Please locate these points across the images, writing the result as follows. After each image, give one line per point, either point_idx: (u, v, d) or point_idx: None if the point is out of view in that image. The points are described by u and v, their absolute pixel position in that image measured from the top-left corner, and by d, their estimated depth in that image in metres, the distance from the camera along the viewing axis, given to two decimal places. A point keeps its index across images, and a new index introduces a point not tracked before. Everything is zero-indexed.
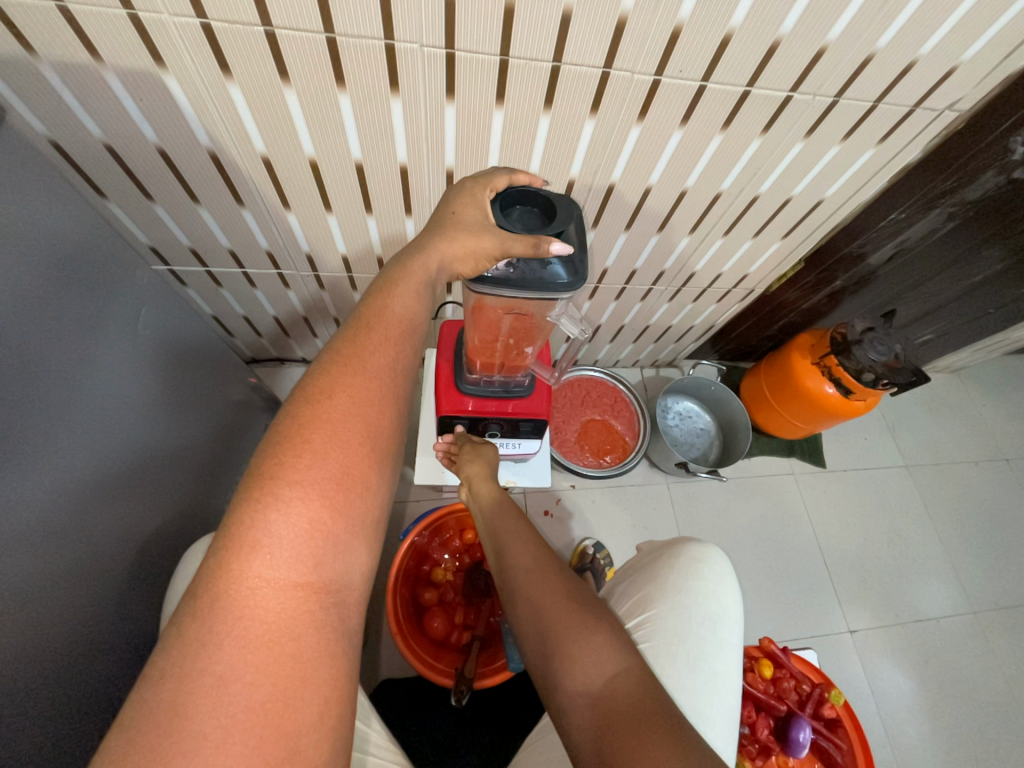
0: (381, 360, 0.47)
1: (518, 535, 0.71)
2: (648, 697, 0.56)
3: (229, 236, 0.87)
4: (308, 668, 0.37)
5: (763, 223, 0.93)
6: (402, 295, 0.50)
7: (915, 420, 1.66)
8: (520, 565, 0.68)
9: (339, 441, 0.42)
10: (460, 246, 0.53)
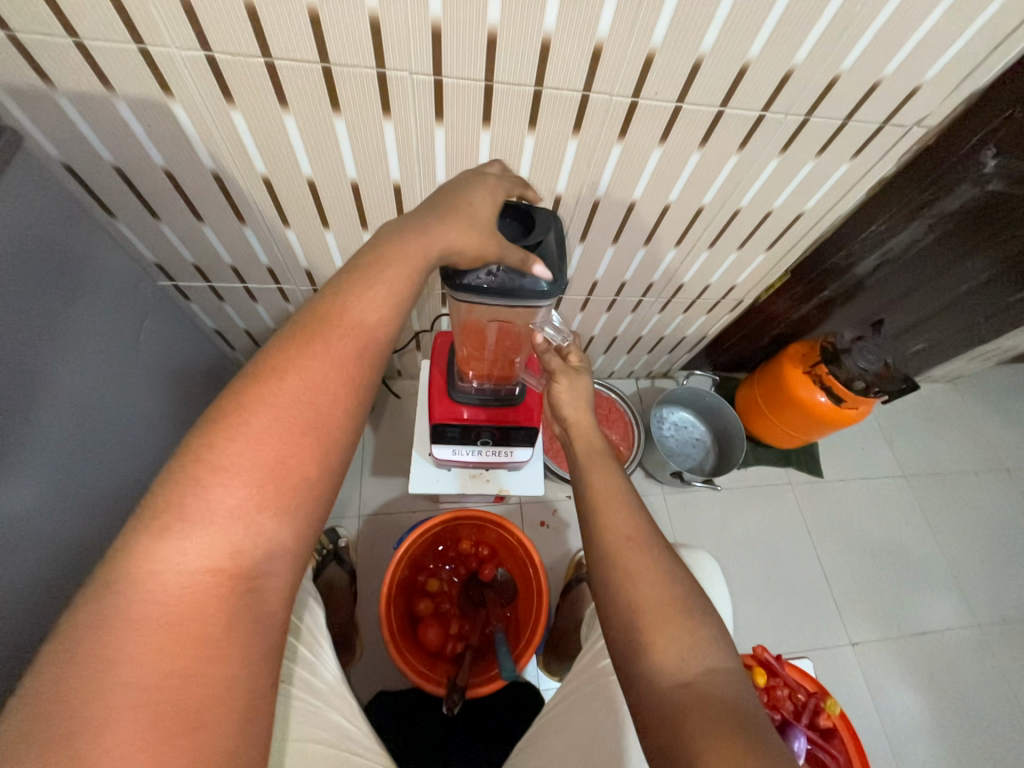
0: (339, 345, 0.45)
1: (616, 494, 0.60)
2: (752, 713, 0.43)
3: (230, 252, 0.90)
4: (228, 644, 0.37)
5: (747, 236, 0.96)
6: (391, 271, 0.48)
7: (913, 429, 1.66)
8: (618, 528, 0.57)
9: (280, 424, 0.42)
10: (452, 236, 0.52)
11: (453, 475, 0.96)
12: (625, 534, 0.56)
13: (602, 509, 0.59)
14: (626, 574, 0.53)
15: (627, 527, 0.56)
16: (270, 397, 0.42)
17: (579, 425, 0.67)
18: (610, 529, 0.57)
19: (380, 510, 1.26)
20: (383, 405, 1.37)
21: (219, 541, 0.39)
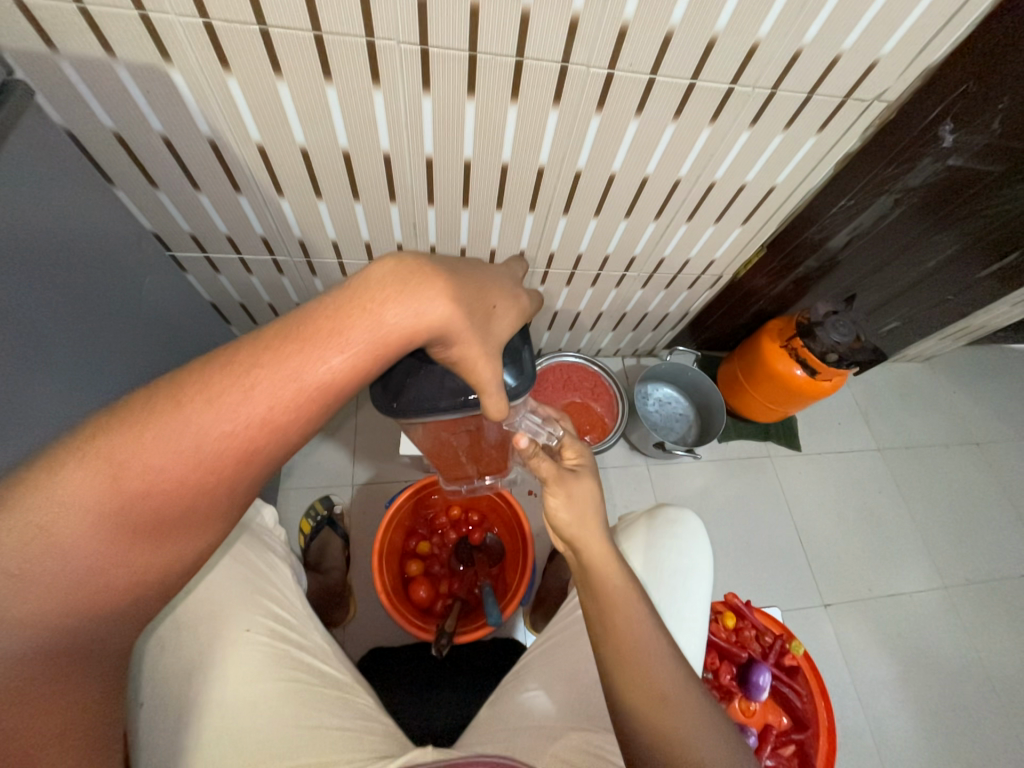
0: (252, 408, 0.42)
1: (644, 638, 0.60)
2: None
3: (226, 222, 0.93)
4: (93, 676, 0.41)
5: (723, 209, 1.01)
6: (342, 344, 0.44)
7: (888, 406, 1.73)
8: (652, 681, 0.57)
9: (177, 481, 0.41)
10: (451, 333, 0.50)
11: None
12: (657, 689, 0.57)
13: (639, 666, 0.58)
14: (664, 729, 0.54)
15: (664, 683, 0.57)
16: (238, 412, 0.42)
17: (590, 553, 0.64)
18: (657, 692, 0.57)
19: (374, 479, 1.31)
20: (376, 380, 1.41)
21: (113, 553, 0.41)
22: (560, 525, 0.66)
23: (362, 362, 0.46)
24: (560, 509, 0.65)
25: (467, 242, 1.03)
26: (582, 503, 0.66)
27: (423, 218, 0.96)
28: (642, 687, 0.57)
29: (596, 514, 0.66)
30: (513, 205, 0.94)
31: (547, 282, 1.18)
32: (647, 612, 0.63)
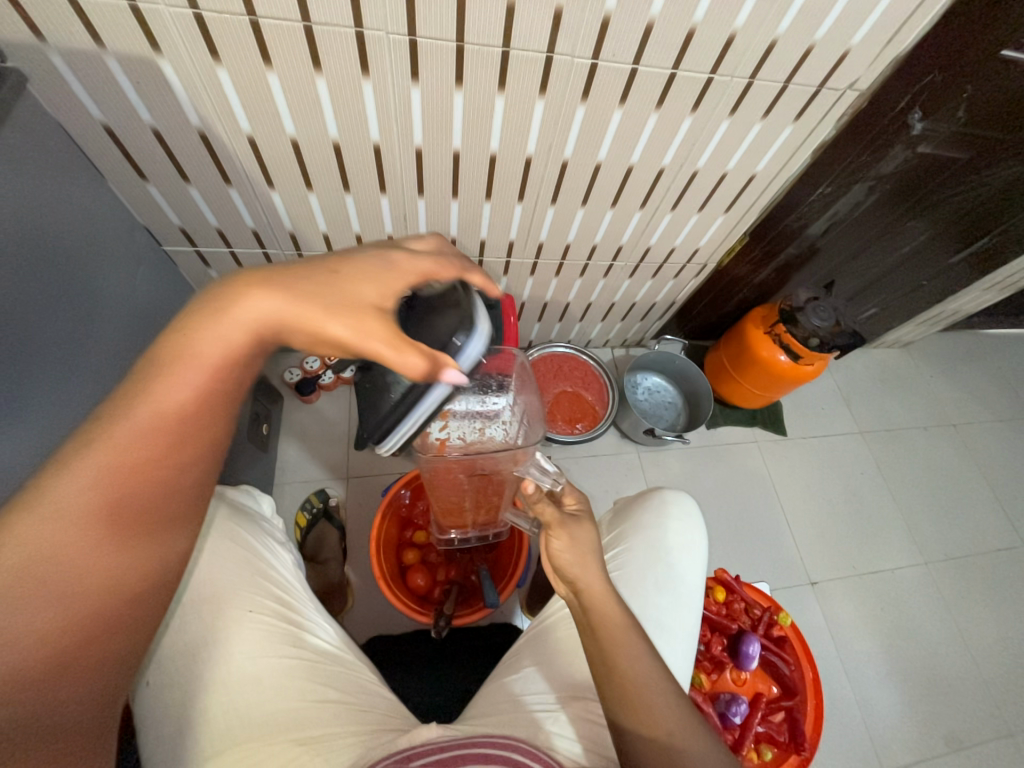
0: (149, 456, 0.43)
1: (648, 683, 0.62)
2: None
3: (217, 215, 0.94)
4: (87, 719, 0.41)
5: (706, 198, 1.04)
6: (198, 376, 0.45)
7: (868, 390, 1.78)
8: (656, 722, 0.60)
9: (98, 547, 0.41)
10: (303, 319, 0.46)
11: None
12: (658, 732, 0.60)
13: (644, 714, 0.60)
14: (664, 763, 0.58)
15: (667, 727, 0.60)
16: (108, 460, 0.42)
17: (596, 604, 0.67)
18: (653, 726, 0.60)
19: (369, 472, 1.31)
20: None
21: (63, 618, 0.39)
22: (568, 575, 0.69)
23: (212, 378, 0.45)
24: (569, 561, 0.69)
25: (457, 233, 1.05)
26: (587, 555, 0.70)
27: (413, 209, 0.97)
28: (643, 728, 0.60)
29: (599, 570, 0.70)
30: (501, 196, 0.96)
31: (536, 272, 1.20)
32: (648, 651, 0.65)
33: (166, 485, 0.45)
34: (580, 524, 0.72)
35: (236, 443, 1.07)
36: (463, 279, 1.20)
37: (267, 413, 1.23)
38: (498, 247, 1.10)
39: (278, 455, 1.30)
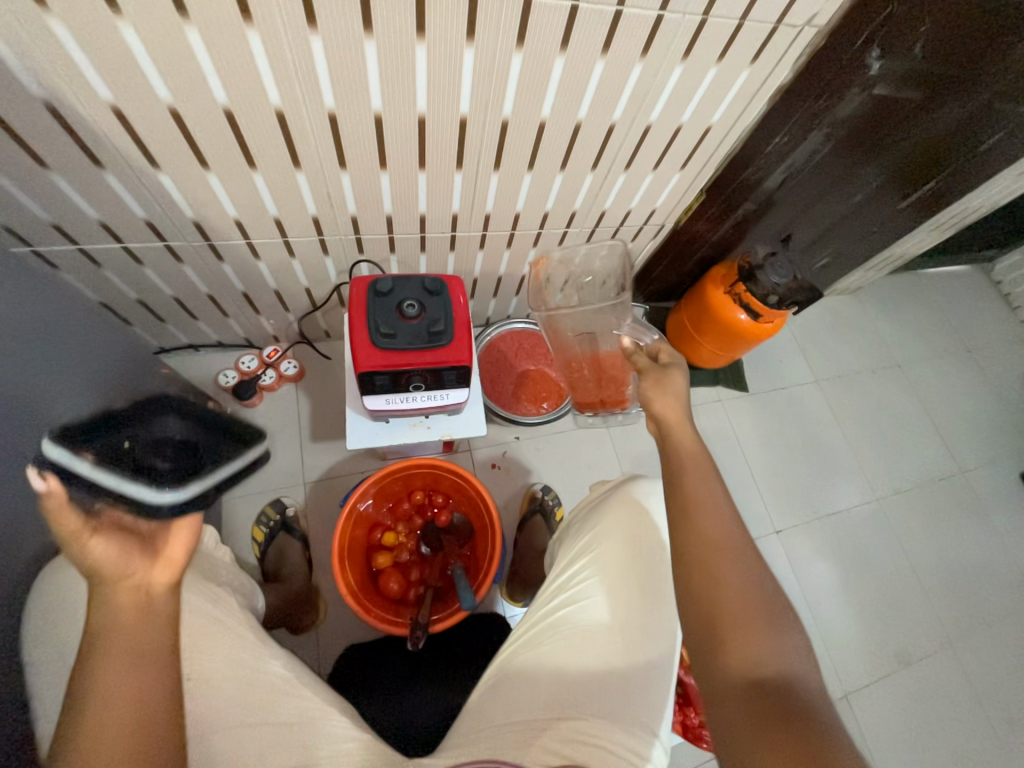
0: (135, 644, 0.53)
1: (716, 507, 0.64)
2: (826, 719, 0.50)
3: (96, 207, 0.79)
4: None
5: (661, 155, 0.96)
6: (117, 592, 0.54)
7: (822, 338, 1.82)
8: (711, 532, 0.62)
9: (111, 730, 0.48)
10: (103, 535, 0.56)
11: (393, 427, 0.94)
12: (716, 540, 0.61)
13: (697, 510, 0.63)
14: (717, 597, 0.58)
15: (729, 569, 0.59)
16: (92, 670, 0.50)
17: (676, 443, 0.71)
18: (700, 529, 0.62)
19: (327, 475, 1.23)
20: (314, 370, 1.31)
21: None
22: (655, 419, 0.74)
23: (120, 585, 0.55)
24: (655, 407, 0.74)
25: (392, 209, 0.93)
26: (682, 410, 0.74)
27: (337, 185, 0.85)
28: (698, 542, 0.61)
29: (691, 428, 0.72)
30: (437, 164, 0.85)
31: (486, 246, 1.10)
32: (728, 504, 0.65)
33: (140, 623, 0.54)
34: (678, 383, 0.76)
35: None
36: (406, 259, 1.09)
37: None
38: (441, 222, 0.99)
39: None
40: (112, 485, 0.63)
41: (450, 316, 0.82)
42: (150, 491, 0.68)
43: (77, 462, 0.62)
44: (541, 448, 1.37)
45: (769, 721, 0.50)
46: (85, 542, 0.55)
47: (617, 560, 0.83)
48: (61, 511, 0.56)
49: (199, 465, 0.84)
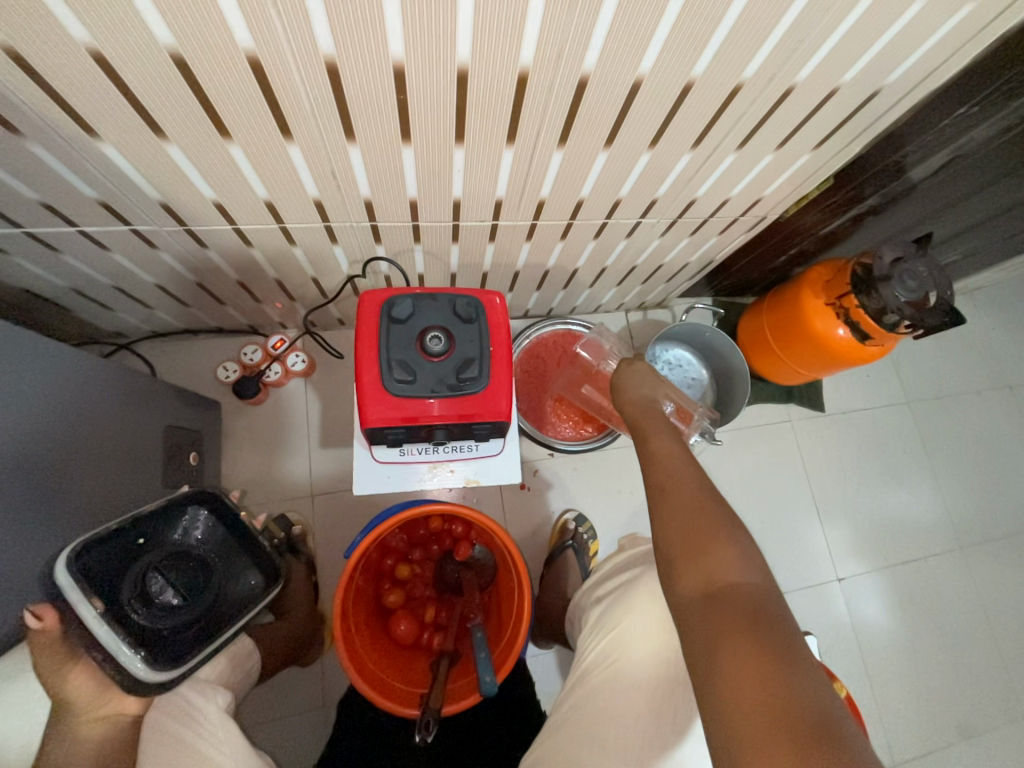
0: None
1: (673, 456, 0.65)
2: (777, 620, 0.47)
3: (34, 186, 0.61)
4: None
5: (792, 130, 0.70)
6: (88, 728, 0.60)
7: (923, 349, 1.52)
8: (657, 457, 0.66)
9: None
10: (78, 677, 0.61)
11: (409, 469, 0.79)
12: (669, 482, 0.62)
13: (656, 464, 0.65)
14: (674, 524, 0.57)
15: (683, 499, 0.59)
16: None
17: (635, 410, 0.76)
18: (649, 466, 0.66)
19: (336, 488, 1.10)
20: (324, 366, 1.14)
21: None
22: (620, 395, 0.80)
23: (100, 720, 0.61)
24: (621, 381, 0.82)
25: (418, 194, 0.71)
26: (644, 381, 0.80)
27: (342, 164, 0.63)
28: (656, 487, 0.63)
29: (651, 394, 0.78)
30: (482, 137, 0.61)
31: (534, 238, 0.87)
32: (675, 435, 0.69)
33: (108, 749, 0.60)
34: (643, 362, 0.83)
35: (150, 491, 0.84)
36: (432, 249, 0.87)
37: (195, 434, 0.97)
38: (479, 210, 0.76)
39: (223, 473, 1.07)
40: (110, 646, 0.63)
41: (484, 353, 0.68)
42: (143, 642, 0.66)
43: (84, 607, 0.62)
44: (578, 470, 1.19)
45: (732, 633, 0.47)
46: (66, 672, 0.60)
47: (647, 669, 0.66)
48: (51, 648, 0.60)
49: (225, 577, 0.79)
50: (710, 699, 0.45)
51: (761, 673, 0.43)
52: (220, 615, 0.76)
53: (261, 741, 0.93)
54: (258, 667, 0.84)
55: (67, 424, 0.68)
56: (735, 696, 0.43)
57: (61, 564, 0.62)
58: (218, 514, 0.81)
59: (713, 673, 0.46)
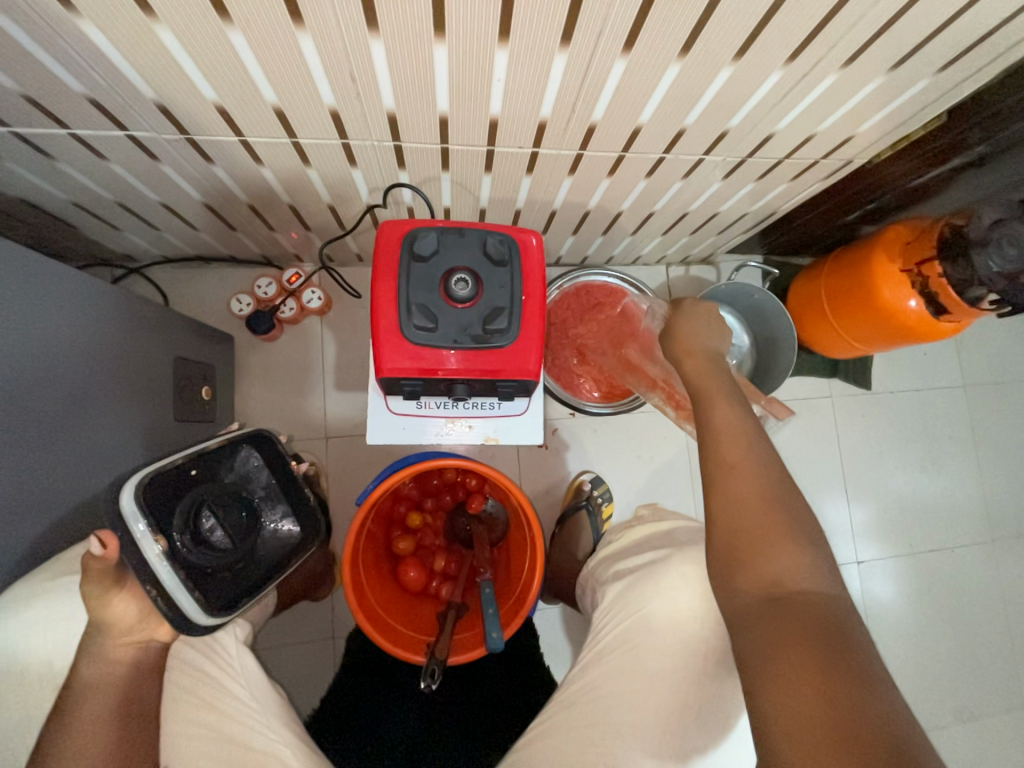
0: (130, 694, 0.60)
1: (739, 427, 0.57)
2: (850, 634, 0.44)
3: (16, 77, 0.54)
4: None
5: (916, 44, 0.57)
6: (123, 649, 0.61)
7: (992, 330, 1.37)
8: (722, 425, 0.57)
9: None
10: (122, 604, 0.61)
11: (425, 423, 0.76)
12: (737, 458, 0.54)
13: (717, 431, 0.57)
14: (737, 511, 0.51)
15: (750, 486, 0.52)
16: (98, 702, 0.58)
17: (696, 362, 0.66)
18: (711, 436, 0.57)
19: (350, 432, 1.08)
20: (341, 306, 1.09)
21: None
22: (677, 341, 0.69)
23: (136, 645, 0.62)
24: (680, 322, 0.71)
25: (449, 110, 0.61)
26: (705, 328, 0.70)
27: (363, 65, 0.53)
28: (718, 458, 0.55)
29: (713, 345, 0.69)
30: (531, 38, 0.51)
31: (578, 171, 0.76)
32: (743, 405, 0.60)
33: (134, 671, 0.61)
34: (708, 307, 0.72)
35: (163, 423, 0.82)
36: (461, 179, 0.77)
37: (207, 368, 0.94)
38: (519, 135, 0.66)
39: (237, 408, 1.05)
40: (168, 585, 0.61)
41: (515, 302, 0.61)
42: (196, 580, 0.64)
43: (149, 543, 0.60)
44: (599, 432, 1.14)
45: (795, 642, 0.43)
46: (109, 599, 0.60)
47: (672, 659, 0.65)
48: (101, 575, 0.60)
49: (269, 520, 0.75)
50: (762, 702, 0.43)
51: (828, 687, 0.41)
52: (262, 559, 0.73)
53: (275, 663, 0.98)
54: (274, 603, 0.85)
55: (68, 347, 0.64)
56: (791, 702, 0.41)
57: (125, 494, 0.61)
58: (269, 457, 0.78)
59: (767, 672, 0.43)
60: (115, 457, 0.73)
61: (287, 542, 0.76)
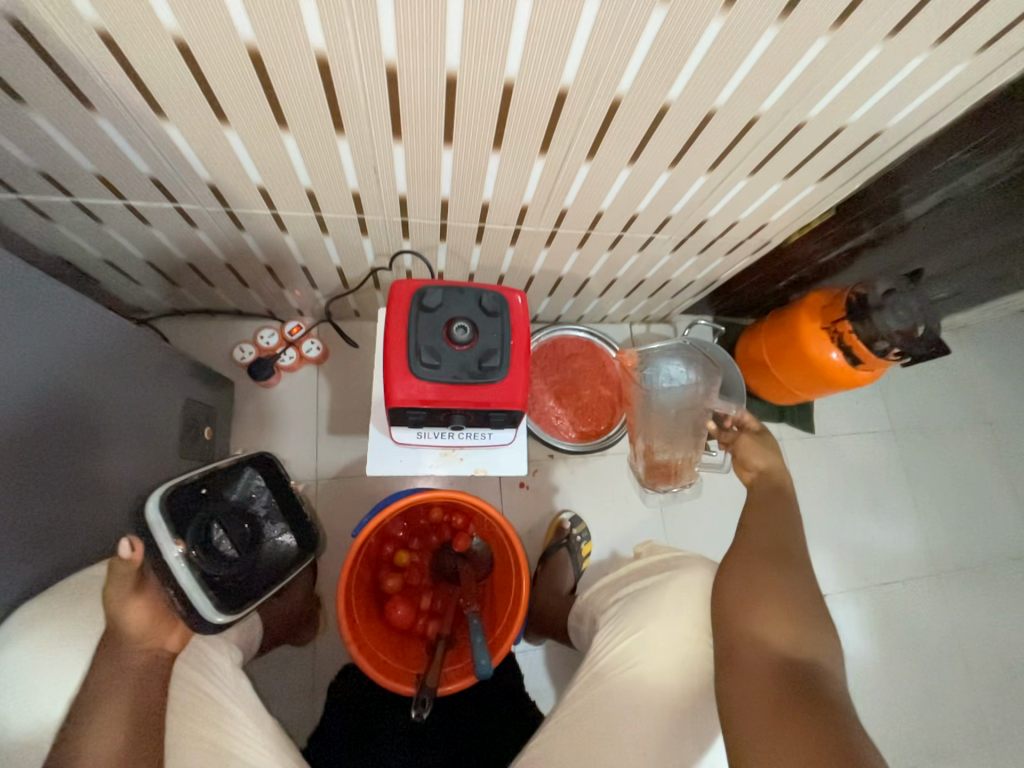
0: (142, 699, 0.59)
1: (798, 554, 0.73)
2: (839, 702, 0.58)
3: (94, 159, 0.65)
4: None
5: (800, 160, 0.77)
6: (136, 655, 0.61)
7: (909, 381, 1.57)
8: (790, 545, 0.73)
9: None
10: (138, 609, 0.62)
11: (420, 455, 0.83)
12: (797, 574, 0.69)
13: (787, 549, 0.72)
14: (789, 599, 0.66)
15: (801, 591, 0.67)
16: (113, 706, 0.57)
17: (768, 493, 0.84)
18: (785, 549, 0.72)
19: (340, 473, 1.12)
20: (338, 355, 1.18)
21: None
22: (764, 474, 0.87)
23: (149, 651, 0.62)
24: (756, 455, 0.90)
25: (451, 194, 0.75)
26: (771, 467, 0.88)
27: (386, 161, 0.67)
28: (784, 566, 0.70)
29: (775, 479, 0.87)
30: (518, 146, 0.66)
31: (553, 244, 0.92)
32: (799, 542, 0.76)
33: (147, 675, 0.61)
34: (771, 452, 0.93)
35: (166, 460, 0.86)
36: (455, 248, 0.91)
37: (209, 410, 1.00)
38: (506, 214, 0.81)
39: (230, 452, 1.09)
40: (184, 585, 0.67)
41: (505, 345, 0.72)
42: (208, 583, 0.71)
43: (169, 546, 0.68)
44: (576, 473, 1.22)
45: (807, 697, 0.57)
46: (128, 603, 0.62)
47: (649, 675, 0.70)
48: (124, 578, 0.63)
49: (267, 536, 0.83)
50: (769, 734, 0.56)
51: (826, 732, 0.54)
52: (261, 571, 0.79)
53: None
54: (257, 635, 0.85)
55: (96, 383, 0.70)
56: (794, 740, 0.54)
57: (151, 503, 0.69)
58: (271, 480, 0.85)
59: (780, 715, 0.56)
60: (119, 490, 0.76)
61: (284, 556, 0.82)
